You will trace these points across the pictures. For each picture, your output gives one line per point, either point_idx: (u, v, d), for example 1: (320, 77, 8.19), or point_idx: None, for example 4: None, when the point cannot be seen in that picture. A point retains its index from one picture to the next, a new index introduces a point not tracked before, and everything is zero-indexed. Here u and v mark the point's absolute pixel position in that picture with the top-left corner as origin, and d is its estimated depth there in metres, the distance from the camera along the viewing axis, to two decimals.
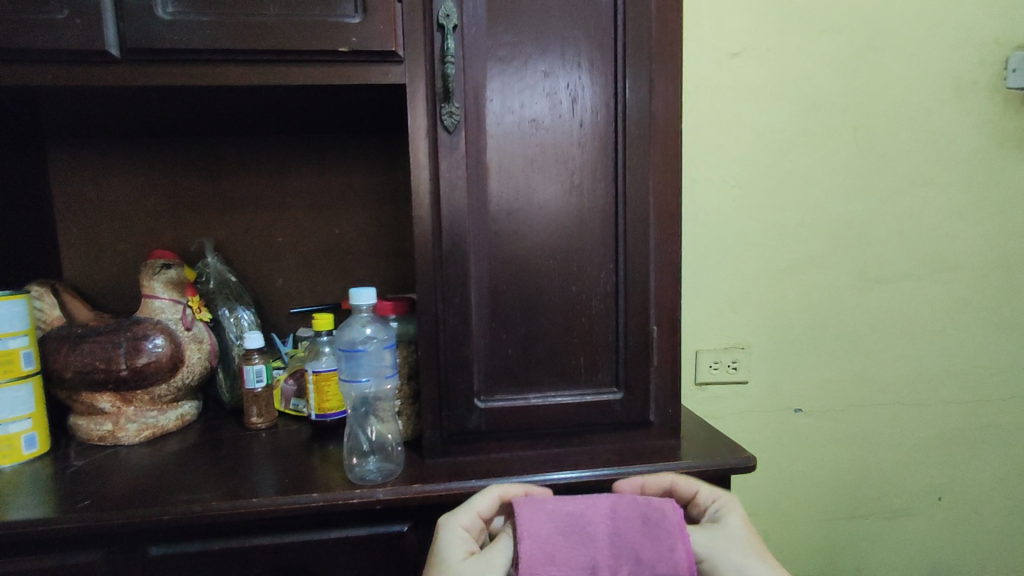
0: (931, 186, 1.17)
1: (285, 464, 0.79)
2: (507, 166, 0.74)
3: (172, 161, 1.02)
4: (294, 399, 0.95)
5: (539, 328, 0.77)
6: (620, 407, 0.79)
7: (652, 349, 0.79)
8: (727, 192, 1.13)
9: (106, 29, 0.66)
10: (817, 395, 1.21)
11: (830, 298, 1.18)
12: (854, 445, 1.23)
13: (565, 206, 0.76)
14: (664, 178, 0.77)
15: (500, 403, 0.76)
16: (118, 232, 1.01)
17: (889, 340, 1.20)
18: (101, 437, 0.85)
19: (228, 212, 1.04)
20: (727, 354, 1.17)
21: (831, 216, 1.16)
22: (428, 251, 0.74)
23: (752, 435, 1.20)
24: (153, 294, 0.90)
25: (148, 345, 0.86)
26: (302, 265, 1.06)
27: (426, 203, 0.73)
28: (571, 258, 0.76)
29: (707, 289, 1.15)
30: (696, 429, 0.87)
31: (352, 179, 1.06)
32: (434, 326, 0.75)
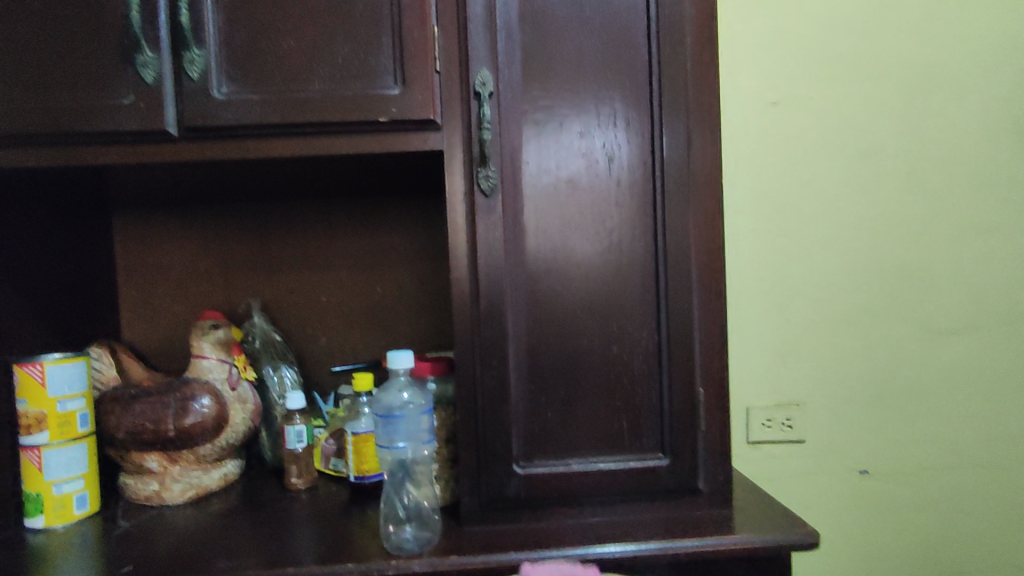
0: (996, 231, 1.10)
1: (322, 529, 0.78)
2: (545, 227, 0.74)
3: (225, 225, 1.07)
4: (333, 459, 0.95)
5: (579, 390, 0.74)
6: (667, 473, 0.75)
7: (699, 412, 0.75)
8: (773, 242, 1.10)
9: (166, 110, 0.71)
10: (883, 456, 1.12)
11: (891, 352, 1.11)
12: (928, 513, 1.12)
13: (604, 265, 0.74)
14: (705, 235, 0.75)
15: (540, 469, 0.74)
16: (173, 292, 1.06)
17: (961, 396, 1.11)
18: (147, 497, 0.87)
19: (276, 272, 1.07)
20: (781, 412, 1.11)
21: (887, 265, 1.10)
22: (466, 313, 0.74)
23: (812, 499, 1.12)
24: (202, 354, 0.93)
25: (195, 406, 0.87)
26: (344, 323, 1.07)
27: (463, 264, 0.73)
28: (612, 317, 0.75)
29: (756, 343, 1.10)
30: (749, 496, 0.81)
31: (393, 238, 1.08)
32: (472, 389, 0.73)
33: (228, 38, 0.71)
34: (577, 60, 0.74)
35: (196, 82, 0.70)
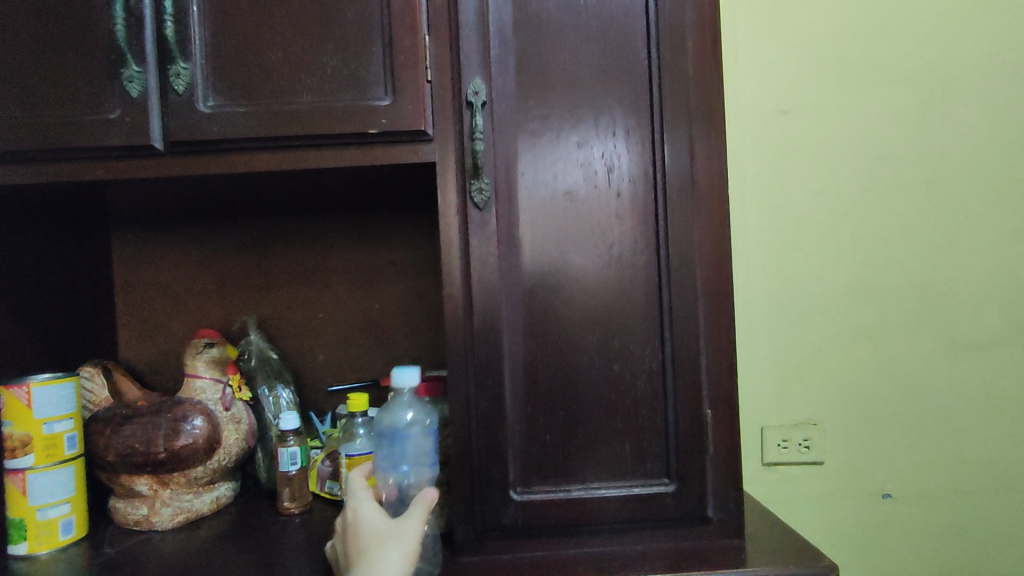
0: (1022, 241, 1.05)
1: (312, 557, 0.75)
2: (541, 241, 0.71)
3: (222, 241, 1.06)
4: (328, 481, 0.92)
5: (579, 412, 0.71)
6: (673, 500, 0.70)
7: (707, 435, 0.71)
8: (786, 254, 1.05)
9: (152, 125, 0.69)
10: (908, 478, 1.06)
11: (914, 368, 1.05)
12: (956, 539, 1.06)
13: (604, 280, 0.71)
14: (711, 247, 0.72)
15: (538, 496, 0.70)
16: (169, 310, 1.04)
17: (990, 415, 1.05)
18: (136, 521, 0.84)
19: (273, 289, 1.05)
20: (797, 432, 1.06)
21: (907, 277, 1.05)
22: (459, 331, 0.70)
23: (834, 524, 1.06)
24: (195, 373, 0.91)
25: (187, 427, 0.85)
26: (342, 341, 1.05)
27: (457, 280, 0.71)
28: (613, 335, 0.71)
29: (770, 360, 1.05)
30: (762, 524, 0.76)
31: (392, 253, 1.05)
32: (465, 411, 0.70)
33: (215, 51, 0.69)
34: (574, 68, 0.71)
35: (183, 96, 0.69)
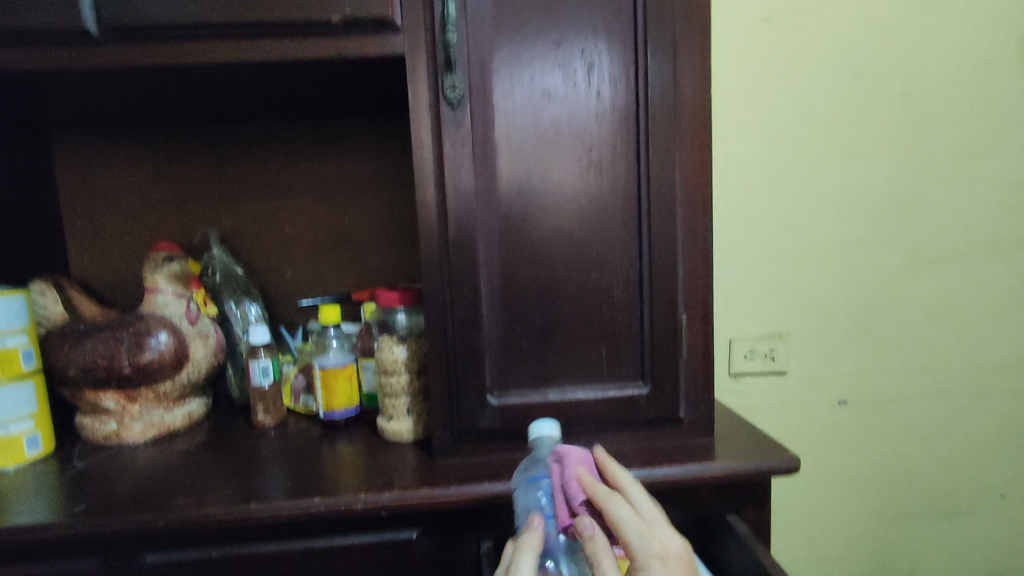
0: (991, 156, 1.06)
1: (290, 465, 0.75)
2: (518, 143, 0.68)
3: (176, 151, 0.99)
4: (303, 395, 0.91)
5: (556, 318, 0.70)
6: (647, 402, 0.72)
7: (681, 339, 0.72)
8: (762, 168, 1.04)
9: (83, 6, 0.62)
10: (865, 385, 1.11)
11: (879, 281, 1.08)
12: (904, 441, 1.13)
13: (582, 185, 0.69)
14: (693, 150, 0.69)
15: (515, 400, 0.71)
16: (124, 224, 0.99)
17: (945, 326, 1.09)
18: (105, 436, 0.83)
19: (234, 202, 1.00)
20: (764, 343, 1.09)
21: (879, 192, 1.06)
22: (434, 239, 0.68)
23: (793, 429, 1.12)
24: (156, 288, 0.87)
25: (151, 342, 0.82)
26: (310, 256, 1.01)
27: (431, 184, 0.67)
28: (591, 240, 0.70)
29: (741, 273, 1.07)
30: (729, 426, 0.79)
31: (359, 165, 1.01)
32: (441, 318, 0.69)
33: None
34: None
35: None
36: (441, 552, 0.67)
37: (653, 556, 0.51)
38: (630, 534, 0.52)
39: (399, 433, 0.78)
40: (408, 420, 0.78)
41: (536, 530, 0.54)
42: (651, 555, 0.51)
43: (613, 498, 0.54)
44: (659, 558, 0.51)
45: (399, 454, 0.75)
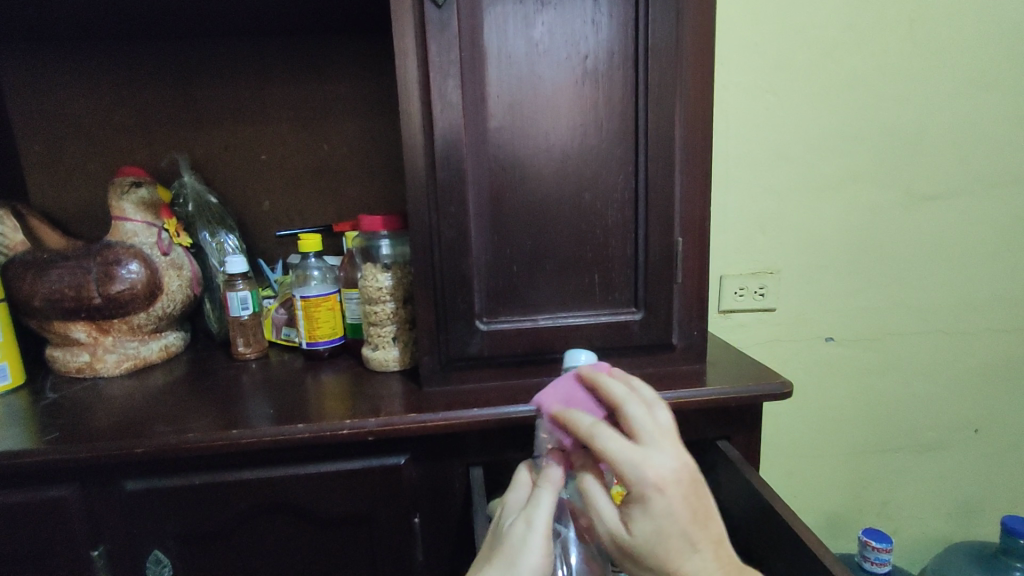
0: (995, 86, 1.02)
1: (273, 394, 0.73)
2: (509, 50, 0.63)
3: (139, 70, 0.92)
4: (285, 329, 0.89)
5: (547, 241, 0.68)
6: (640, 329, 0.71)
7: (677, 264, 0.70)
8: (760, 97, 1.00)
9: None
10: (853, 321, 1.11)
11: (873, 216, 1.06)
12: (888, 376, 1.14)
13: (577, 99, 0.65)
14: (695, 64, 0.65)
15: (504, 326, 0.69)
16: (87, 150, 0.93)
17: (935, 262, 1.09)
18: (78, 369, 0.79)
19: (205, 127, 0.94)
20: (754, 280, 1.08)
21: (878, 123, 1.02)
22: (419, 155, 0.64)
23: (779, 365, 1.12)
24: (124, 216, 0.82)
25: (122, 272, 0.78)
26: (288, 186, 0.97)
27: (415, 94, 0.63)
28: (585, 160, 0.66)
29: (735, 207, 1.04)
30: (721, 356, 0.78)
31: (337, 89, 0.95)
32: (428, 240, 0.66)
33: None
34: None
35: None
36: (431, 478, 0.66)
37: (647, 487, 0.40)
38: (622, 466, 0.40)
39: (385, 363, 0.76)
40: (394, 349, 0.76)
41: (558, 464, 0.47)
42: (646, 486, 0.40)
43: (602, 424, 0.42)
44: (654, 489, 0.40)
45: (386, 383, 0.73)
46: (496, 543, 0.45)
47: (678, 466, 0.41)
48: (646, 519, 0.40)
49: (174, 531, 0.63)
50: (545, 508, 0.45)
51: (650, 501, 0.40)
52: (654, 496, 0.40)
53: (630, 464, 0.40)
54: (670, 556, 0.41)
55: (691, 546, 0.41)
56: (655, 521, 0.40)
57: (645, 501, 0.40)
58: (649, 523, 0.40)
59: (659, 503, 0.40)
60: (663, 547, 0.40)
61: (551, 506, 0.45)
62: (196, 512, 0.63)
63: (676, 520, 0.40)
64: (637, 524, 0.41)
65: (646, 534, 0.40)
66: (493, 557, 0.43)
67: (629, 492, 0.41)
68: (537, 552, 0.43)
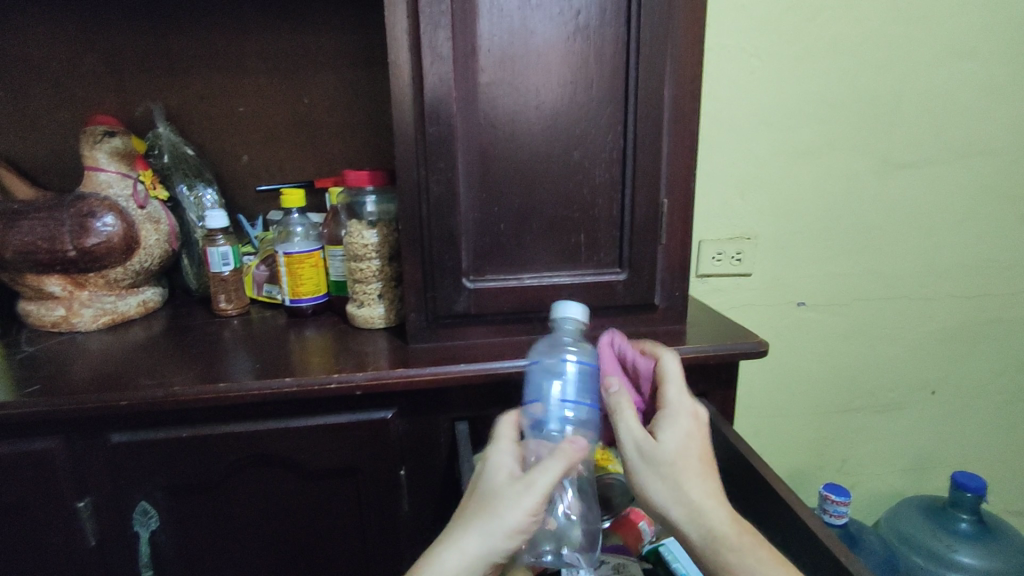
0: (974, 58, 1.04)
1: (258, 350, 0.72)
2: (499, 1, 0.62)
3: (106, 12, 0.87)
4: (266, 286, 0.88)
5: (534, 200, 0.68)
6: (623, 289, 0.72)
7: (662, 226, 0.71)
8: (747, 62, 1.00)
9: None
10: (825, 287, 1.14)
11: (849, 184, 1.08)
12: (855, 340, 1.18)
13: (568, 54, 0.64)
14: (687, 22, 0.65)
15: (490, 284, 0.69)
16: (52, 96, 0.88)
17: (904, 230, 1.12)
18: (54, 323, 0.78)
19: (179, 75, 0.90)
20: (732, 245, 1.09)
21: (859, 91, 1.03)
22: (407, 108, 0.63)
23: (753, 328, 1.15)
24: (98, 166, 0.80)
25: (97, 225, 0.76)
26: (268, 140, 0.94)
27: (405, 44, 0.62)
28: (575, 119, 0.66)
29: (717, 172, 1.05)
30: (700, 317, 0.80)
31: (318, 39, 0.92)
32: (416, 197, 0.66)
33: None
34: None
35: None
36: (418, 432, 0.68)
37: (684, 410, 0.51)
38: (667, 388, 0.52)
39: (370, 320, 0.76)
40: (380, 306, 0.76)
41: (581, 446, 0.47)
42: (684, 409, 0.51)
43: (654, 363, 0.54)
44: (689, 414, 0.51)
45: (371, 340, 0.74)
46: (484, 488, 0.46)
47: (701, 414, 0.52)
48: (674, 432, 0.49)
49: (160, 483, 0.64)
50: (550, 477, 0.44)
51: (683, 421, 0.50)
52: (688, 419, 0.50)
53: (674, 391, 0.52)
54: (683, 472, 0.47)
55: (701, 475, 0.48)
56: (680, 435, 0.49)
57: (677, 420, 0.50)
58: (685, 436, 0.49)
59: (686, 426, 0.50)
60: (682, 460, 0.47)
61: (560, 475, 0.45)
62: (182, 464, 0.63)
63: (695, 444, 0.49)
64: (666, 434, 0.49)
65: (671, 443, 0.48)
66: (481, 510, 0.45)
67: (667, 409, 0.51)
68: (525, 516, 0.43)
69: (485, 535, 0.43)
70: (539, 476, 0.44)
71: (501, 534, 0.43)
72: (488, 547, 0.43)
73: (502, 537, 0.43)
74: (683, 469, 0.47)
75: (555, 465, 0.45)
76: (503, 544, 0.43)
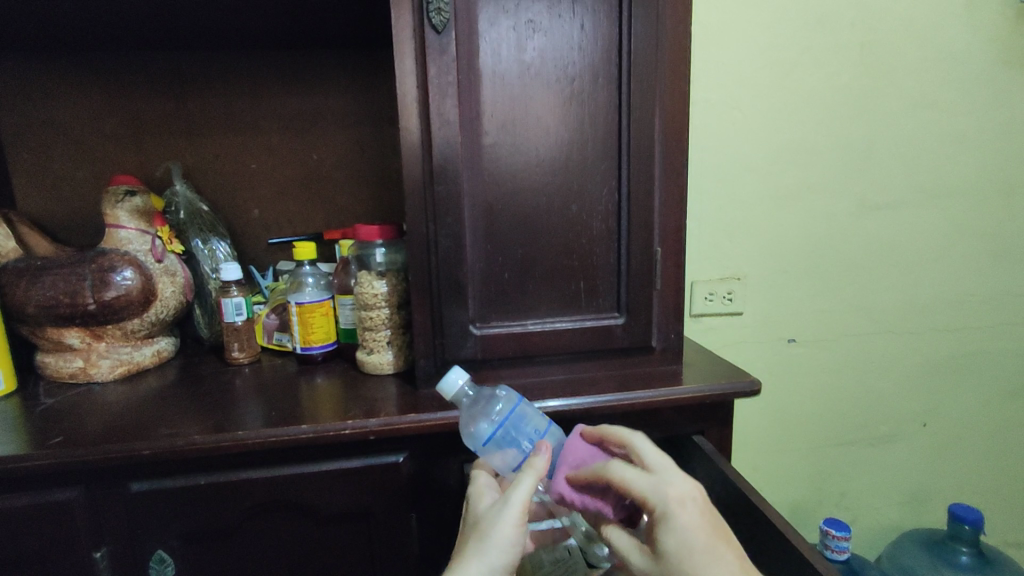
0: (939, 108, 1.11)
1: (271, 398, 0.75)
2: (501, 70, 0.67)
3: (129, 80, 0.93)
4: (276, 334, 0.91)
5: (536, 250, 0.72)
6: (621, 332, 0.76)
7: (656, 272, 0.75)
8: (730, 115, 1.07)
9: None
10: (814, 325, 1.19)
11: (831, 226, 1.14)
12: (845, 376, 1.22)
13: (565, 117, 0.70)
14: (671, 86, 0.71)
15: (495, 330, 0.73)
16: (75, 158, 0.93)
17: (886, 268, 1.17)
18: (71, 374, 0.80)
19: (196, 136, 0.96)
20: (723, 285, 1.14)
21: (835, 140, 1.10)
22: (417, 168, 0.68)
23: (747, 366, 1.19)
24: (118, 223, 0.84)
25: (116, 278, 0.80)
26: (279, 195, 0.99)
27: (414, 110, 0.67)
28: (572, 175, 0.71)
29: (705, 218, 1.11)
30: (696, 357, 0.84)
31: (327, 100, 0.98)
32: (425, 250, 0.70)
33: None
34: None
35: None
36: (428, 476, 0.70)
37: (669, 503, 0.45)
38: (639, 491, 0.46)
39: (380, 366, 0.79)
40: (388, 352, 0.79)
41: (546, 454, 0.52)
42: (668, 502, 0.45)
43: (614, 463, 0.49)
44: (675, 503, 0.45)
45: (381, 385, 0.77)
46: (471, 522, 0.51)
47: (690, 485, 0.46)
48: (672, 533, 0.44)
49: (177, 531, 0.65)
50: (525, 488, 0.50)
51: (674, 517, 0.44)
52: (678, 510, 0.44)
53: (646, 485, 0.46)
54: (697, 572, 0.43)
55: (717, 560, 0.43)
56: (680, 531, 0.44)
57: (670, 519, 0.44)
58: (682, 533, 0.44)
59: (681, 516, 0.44)
60: (692, 560, 0.43)
61: (532, 487, 0.50)
62: (199, 513, 0.65)
63: (697, 533, 0.44)
64: (665, 542, 0.44)
65: (674, 547, 0.44)
66: (469, 540, 0.49)
67: (655, 510, 0.45)
68: (510, 526, 0.48)
69: (481, 552, 0.47)
70: (514, 489, 0.50)
71: (495, 549, 0.47)
72: (487, 562, 0.47)
73: (496, 550, 0.47)
74: (697, 568, 0.43)
75: (524, 479, 0.50)
76: (499, 557, 0.47)
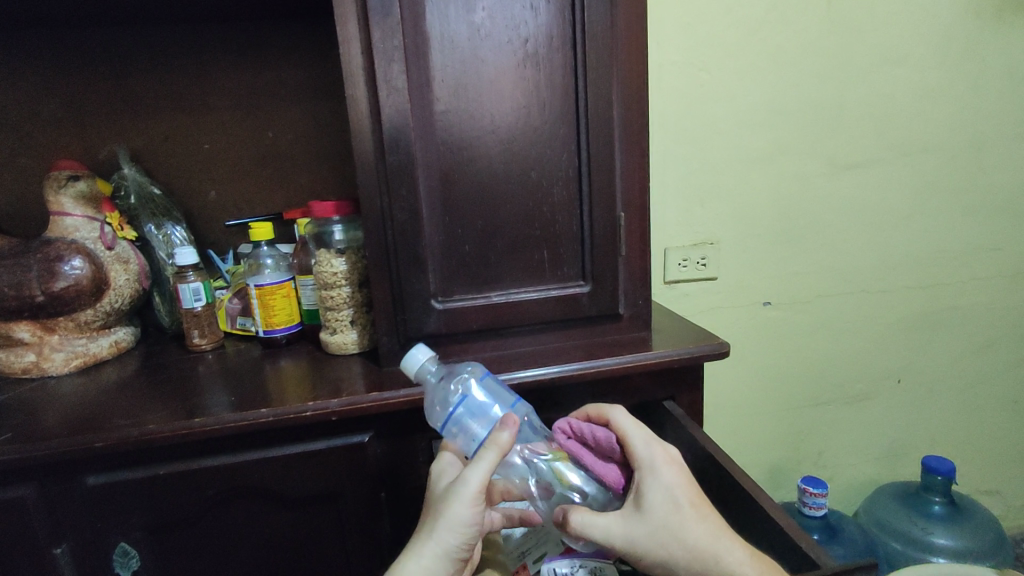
0: (908, 62, 1.10)
1: (232, 383, 0.73)
2: (450, 33, 0.65)
3: (65, 59, 0.88)
4: (240, 318, 0.89)
5: (497, 219, 0.70)
6: (588, 300, 0.75)
7: (620, 237, 0.74)
8: (696, 76, 1.05)
9: None
10: (788, 287, 1.19)
11: (801, 186, 1.13)
12: (819, 336, 1.23)
13: (519, 80, 0.67)
14: (630, 44, 0.68)
15: (459, 303, 0.71)
16: (14, 144, 0.89)
17: (857, 227, 1.17)
18: (24, 369, 0.77)
19: (143, 117, 0.92)
20: (696, 251, 1.13)
21: (803, 98, 1.09)
22: (368, 138, 0.66)
23: (722, 330, 1.19)
24: (64, 211, 0.80)
25: (64, 268, 0.77)
26: (234, 176, 0.96)
27: (360, 79, 0.64)
28: (529, 141, 0.69)
29: (675, 183, 1.09)
30: (666, 323, 0.83)
31: (280, 75, 0.94)
32: (381, 224, 0.68)
33: None
34: None
35: None
36: (396, 454, 0.69)
37: (657, 460, 0.50)
38: (634, 443, 0.52)
39: (344, 346, 0.78)
40: (353, 332, 0.78)
41: (510, 428, 0.49)
42: (655, 458, 0.50)
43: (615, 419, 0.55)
44: (662, 462, 0.50)
45: (346, 365, 0.75)
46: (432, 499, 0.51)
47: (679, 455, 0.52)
48: (657, 485, 0.49)
49: (140, 522, 0.64)
50: (481, 470, 0.47)
51: (659, 472, 0.50)
52: (663, 468, 0.50)
53: (641, 441, 0.52)
54: (677, 526, 0.47)
55: (697, 514, 0.48)
56: (665, 486, 0.49)
57: (658, 473, 0.50)
58: (668, 488, 0.49)
59: (667, 473, 0.50)
60: (675, 515, 0.48)
61: (492, 465, 0.48)
62: (161, 502, 0.64)
63: (681, 491, 0.49)
64: (650, 496, 0.49)
65: (657, 502, 0.48)
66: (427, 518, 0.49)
67: (642, 464, 0.51)
68: (466, 507, 0.47)
69: (434, 533, 0.47)
70: (471, 471, 0.47)
71: (447, 530, 0.47)
72: (439, 543, 0.47)
73: (448, 531, 0.47)
74: (678, 521, 0.48)
75: (480, 459, 0.48)
76: (453, 537, 0.47)
